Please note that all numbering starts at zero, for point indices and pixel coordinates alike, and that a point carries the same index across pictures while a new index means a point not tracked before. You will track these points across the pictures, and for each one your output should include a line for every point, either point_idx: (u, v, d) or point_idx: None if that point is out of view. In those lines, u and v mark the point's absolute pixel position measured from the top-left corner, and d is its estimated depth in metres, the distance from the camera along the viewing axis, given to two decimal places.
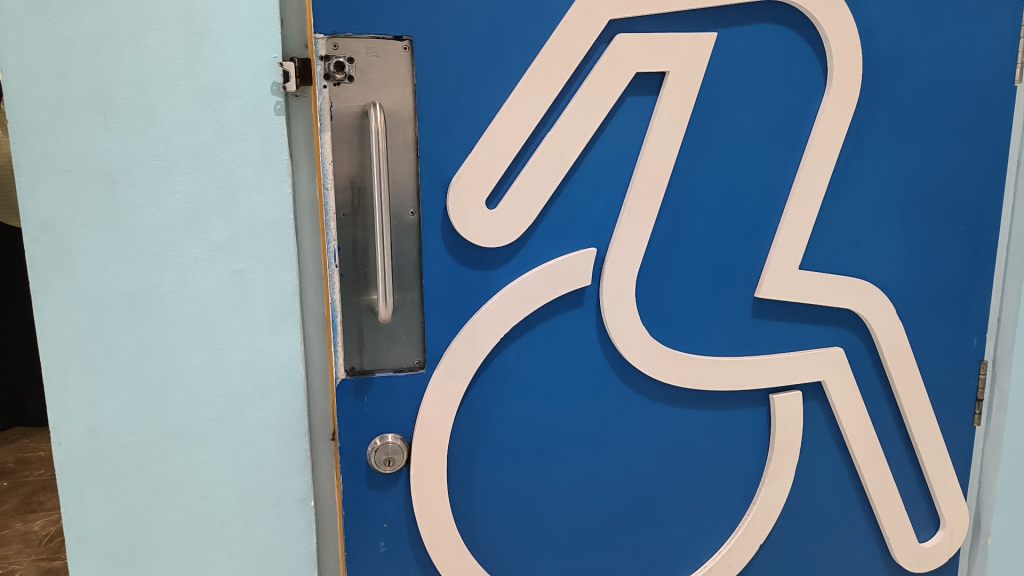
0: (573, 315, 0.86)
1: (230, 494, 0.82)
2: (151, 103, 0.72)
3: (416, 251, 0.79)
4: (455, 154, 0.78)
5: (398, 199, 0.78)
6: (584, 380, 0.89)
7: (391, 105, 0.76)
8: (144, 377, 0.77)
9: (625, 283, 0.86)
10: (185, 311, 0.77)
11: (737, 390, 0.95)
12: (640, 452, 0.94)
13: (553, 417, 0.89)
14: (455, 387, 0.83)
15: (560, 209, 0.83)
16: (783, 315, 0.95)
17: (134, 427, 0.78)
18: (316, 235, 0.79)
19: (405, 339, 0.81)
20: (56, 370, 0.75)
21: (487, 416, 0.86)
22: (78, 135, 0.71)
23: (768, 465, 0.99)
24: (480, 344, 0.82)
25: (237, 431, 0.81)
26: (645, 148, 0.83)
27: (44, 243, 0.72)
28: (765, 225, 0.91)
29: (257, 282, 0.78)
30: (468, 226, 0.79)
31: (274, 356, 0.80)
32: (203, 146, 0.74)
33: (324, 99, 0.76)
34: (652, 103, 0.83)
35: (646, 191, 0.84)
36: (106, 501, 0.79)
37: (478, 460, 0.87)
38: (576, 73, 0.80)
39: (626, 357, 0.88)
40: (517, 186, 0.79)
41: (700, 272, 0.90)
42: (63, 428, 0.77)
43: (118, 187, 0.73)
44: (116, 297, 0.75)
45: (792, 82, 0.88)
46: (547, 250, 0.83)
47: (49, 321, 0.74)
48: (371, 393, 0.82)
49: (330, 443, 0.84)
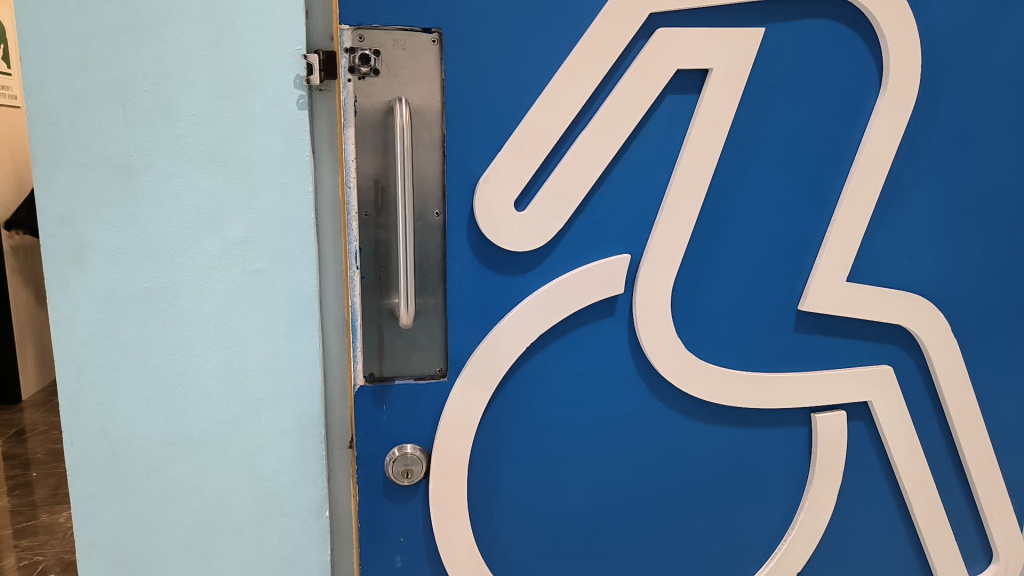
0: (603, 324, 0.81)
1: (243, 502, 0.79)
2: (171, 95, 0.70)
3: (441, 254, 0.76)
4: (483, 153, 0.74)
5: (424, 199, 0.75)
6: (614, 394, 0.84)
7: (418, 101, 0.73)
8: (158, 378, 0.75)
9: (660, 292, 0.81)
10: (202, 311, 0.74)
11: (778, 408, 0.90)
12: (672, 471, 0.89)
13: (580, 432, 0.84)
14: (478, 397, 0.79)
15: (593, 213, 0.78)
16: (828, 329, 0.90)
17: (148, 429, 0.76)
18: (338, 235, 0.76)
19: (428, 345, 0.78)
20: (69, 368, 0.73)
21: (511, 428, 0.82)
22: (97, 127, 0.69)
23: (808, 489, 0.93)
24: (505, 352, 0.78)
25: (251, 436, 0.78)
26: (685, 150, 0.79)
27: (60, 238, 0.70)
28: (811, 234, 0.86)
29: (275, 282, 0.75)
30: (496, 229, 0.75)
31: (292, 359, 0.77)
32: (223, 141, 0.71)
33: (349, 93, 0.73)
34: (693, 103, 0.79)
35: (685, 194, 0.79)
36: (118, 503, 0.77)
37: (500, 474, 0.83)
38: (614, 69, 0.76)
39: (659, 369, 0.84)
40: (548, 188, 0.75)
41: (741, 282, 0.85)
42: (77, 427, 0.75)
43: (135, 182, 0.71)
44: (132, 295, 0.73)
45: (845, 82, 0.83)
46: (578, 256, 0.79)
47: (64, 318, 0.72)
48: (390, 401, 0.78)
49: (347, 452, 0.81)
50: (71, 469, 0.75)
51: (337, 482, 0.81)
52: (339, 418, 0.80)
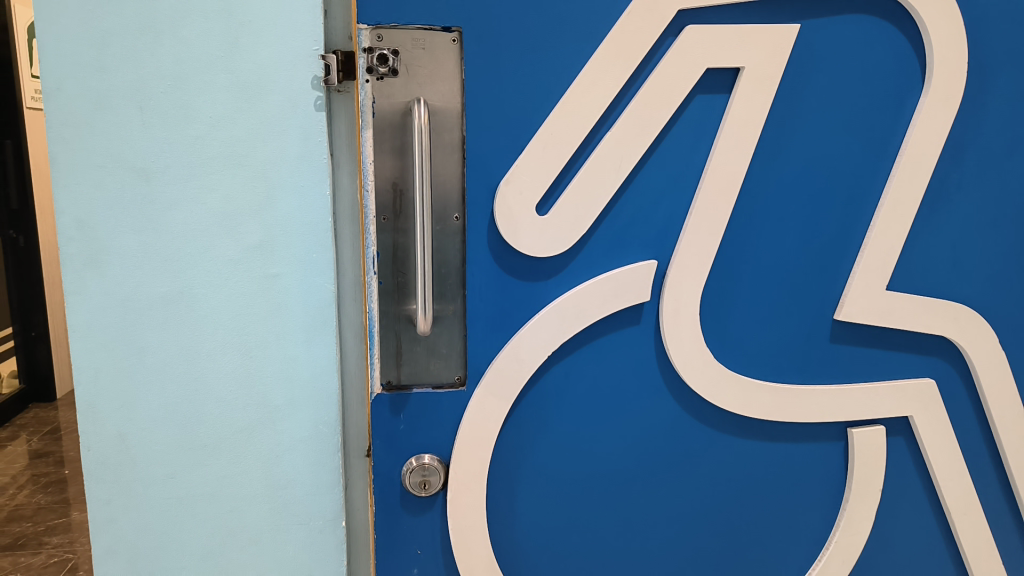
0: (629, 333, 0.78)
1: (259, 509, 0.78)
2: (189, 97, 0.69)
3: (460, 260, 0.74)
4: (504, 156, 0.72)
5: (443, 202, 0.72)
6: (640, 405, 0.81)
7: (438, 101, 0.71)
8: (175, 383, 0.74)
9: (688, 300, 0.78)
10: (219, 316, 0.73)
11: (811, 422, 0.86)
12: (700, 486, 0.85)
13: (604, 444, 0.81)
14: (498, 408, 0.76)
15: (618, 217, 0.76)
16: (866, 340, 0.86)
17: (165, 435, 0.75)
18: (356, 239, 0.74)
19: (446, 353, 0.76)
20: (87, 372, 0.73)
21: (532, 440, 0.79)
22: (115, 130, 0.69)
23: (844, 507, 0.89)
24: (526, 362, 0.75)
25: (267, 443, 0.77)
26: (715, 151, 0.75)
27: (78, 241, 0.70)
28: (848, 240, 0.82)
29: (292, 287, 0.74)
30: (516, 234, 0.73)
31: (309, 365, 0.75)
32: (241, 143, 0.70)
33: (367, 93, 0.70)
34: (724, 102, 0.75)
35: (714, 198, 0.76)
36: (134, 509, 0.76)
37: (521, 487, 0.80)
38: (641, 68, 0.73)
39: (686, 380, 0.81)
40: (571, 191, 0.73)
41: (773, 290, 0.81)
42: (93, 432, 0.74)
43: (153, 185, 0.70)
44: (149, 299, 0.72)
45: (885, 80, 0.79)
46: (602, 262, 0.76)
47: (81, 321, 0.72)
48: (407, 410, 0.76)
49: (366, 459, 0.79)
50: (88, 473, 0.75)
51: (355, 491, 0.79)
52: (356, 426, 0.78)
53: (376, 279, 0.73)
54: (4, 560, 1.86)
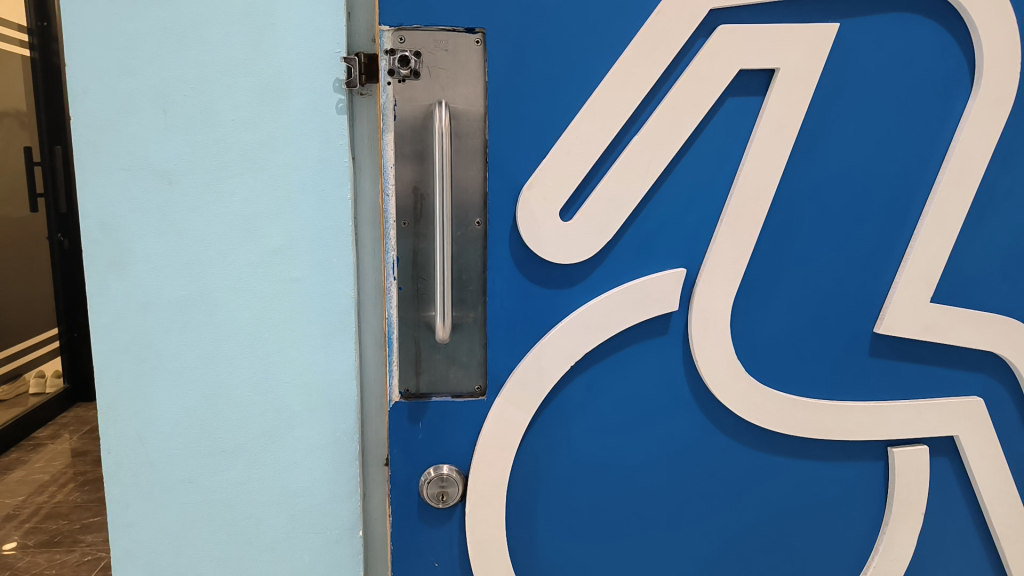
0: (656, 343, 0.76)
1: (276, 516, 0.77)
2: (211, 99, 0.68)
3: (482, 266, 0.72)
4: (528, 159, 0.70)
5: (465, 207, 0.71)
6: (667, 419, 0.78)
7: (460, 104, 0.70)
8: (194, 387, 0.74)
9: (718, 310, 0.75)
10: (239, 320, 0.73)
11: (849, 440, 0.82)
12: (730, 505, 0.82)
13: (629, 458, 0.79)
14: (519, 418, 0.74)
15: (645, 223, 0.73)
16: (909, 354, 0.81)
17: (184, 439, 0.75)
18: (377, 243, 0.73)
19: (467, 362, 0.74)
20: (108, 375, 0.73)
21: (554, 452, 0.77)
22: (138, 133, 0.68)
23: (884, 530, 0.85)
24: (548, 372, 0.73)
25: (285, 450, 0.76)
26: (748, 156, 0.72)
27: (101, 244, 0.70)
28: (889, 248, 0.78)
29: (312, 292, 0.73)
30: (539, 240, 0.70)
31: (328, 372, 0.74)
32: (262, 146, 0.69)
33: (388, 96, 0.70)
34: (758, 105, 0.72)
35: (747, 205, 0.73)
36: (152, 513, 0.76)
37: (542, 500, 0.78)
38: (670, 69, 0.71)
39: (715, 393, 0.78)
40: (597, 196, 0.71)
41: (809, 300, 0.78)
42: (114, 434, 0.74)
43: (174, 188, 0.70)
44: (170, 302, 0.72)
45: (931, 81, 0.75)
46: (629, 269, 0.74)
47: (103, 323, 0.72)
48: (426, 419, 0.75)
49: (383, 468, 0.78)
50: (108, 476, 0.75)
51: (373, 498, 0.78)
52: (375, 432, 0.77)
53: (395, 284, 0.73)
54: (40, 556, 1.90)
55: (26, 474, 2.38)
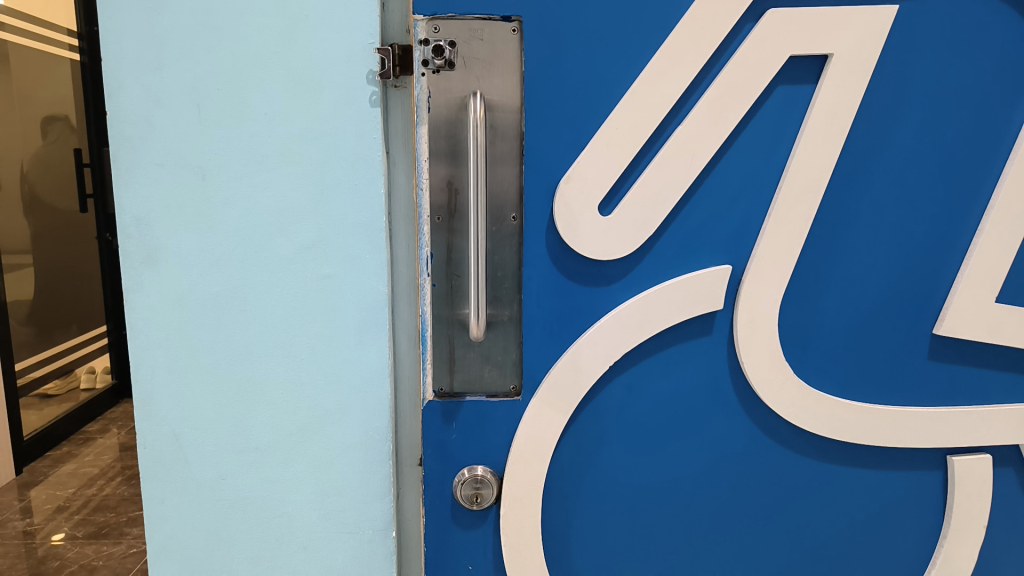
0: (699, 344, 0.72)
1: (309, 516, 0.76)
2: (245, 93, 0.68)
3: (517, 263, 0.70)
4: (565, 152, 0.68)
5: (501, 202, 0.69)
6: (710, 423, 0.75)
7: (495, 96, 0.68)
8: (228, 383, 0.73)
9: (766, 309, 0.71)
10: (272, 316, 0.72)
11: (905, 447, 0.78)
12: (776, 513, 0.78)
13: (670, 463, 0.76)
14: (556, 420, 0.72)
15: (689, 218, 0.70)
16: (970, 358, 0.77)
17: (218, 435, 0.74)
18: (412, 239, 0.72)
19: (502, 361, 0.72)
20: (143, 371, 0.73)
21: (591, 457, 0.74)
22: (174, 127, 0.68)
23: (942, 543, 0.80)
24: (586, 372, 0.71)
25: (319, 448, 0.75)
26: (798, 147, 0.69)
27: (136, 239, 0.70)
28: (950, 245, 0.73)
29: (345, 288, 0.71)
30: (577, 235, 0.68)
31: (362, 370, 0.73)
32: (295, 140, 0.68)
33: (422, 88, 0.68)
34: (809, 94, 0.69)
35: (796, 199, 0.69)
36: (186, 509, 0.76)
37: (580, 504, 0.75)
38: (716, 57, 0.67)
39: (762, 397, 0.74)
40: (637, 190, 0.68)
41: (863, 300, 0.74)
42: (149, 429, 0.74)
43: (208, 183, 0.69)
44: (204, 298, 0.72)
45: (997, 68, 0.70)
46: (670, 266, 0.71)
47: (139, 319, 0.72)
48: (460, 419, 0.73)
49: (417, 469, 0.77)
50: (143, 471, 0.75)
51: (406, 499, 0.78)
52: (409, 432, 0.76)
53: (429, 281, 0.71)
54: (88, 548, 1.94)
55: (76, 467, 2.45)
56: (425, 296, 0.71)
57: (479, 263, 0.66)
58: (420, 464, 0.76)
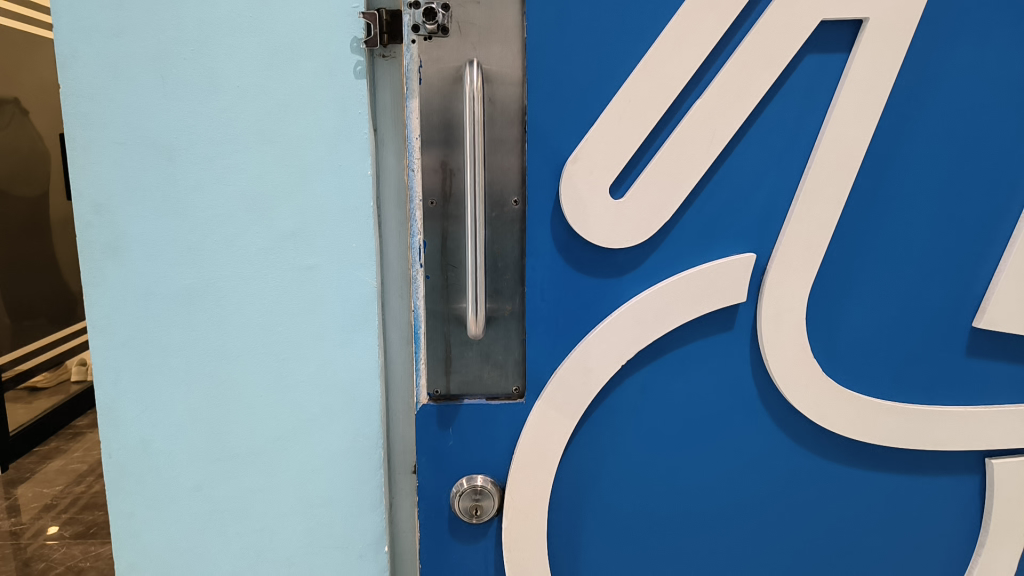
0: (720, 340, 0.66)
1: (293, 529, 0.70)
2: (214, 63, 0.61)
3: (519, 252, 0.63)
4: (572, 129, 0.61)
5: (501, 185, 0.62)
6: (730, 426, 0.69)
7: (494, 65, 0.61)
8: (201, 385, 0.67)
9: (793, 301, 0.65)
10: (248, 312, 0.65)
11: (940, 450, 0.71)
12: (801, 522, 0.72)
13: (686, 471, 0.69)
14: (563, 425, 0.65)
15: (708, 202, 0.63)
16: (1011, 354, 0.70)
17: (191, 442, 0.68)
18: (403, 227, 0.66)
19: (504, 360, 0.65)
20: (108, 371, 0.67)
21: (601, 464, 0.68)
22: (135, 102, 0.61)
23: (977, 552, 0.74)
24: (596, 372, 0.64)
25: (302, 457, 0.68)
26: (830, 122, 0.62)
27: (97, 227, 0.64)
28: (993, 229, 0.67)
29: (329, 281, 0.65)
30: (586, 221, 0.61)
31: (348, 370, 0.66)
32: (272, 115, 0.62)
33: (413, 56, 0.60)
34: (842, 63, 0.62)
35: (828, 180, 0.63)
36: (159, 521, 0.70)
37: (587, 515, 0.69)
38: (739, 22, 0.60)
39: (787, 396, 0.68)
40: (652, 171, 0.61)
41: (897, 291, 0.67)
42: (114, 435, 0.68)
43: (175, 164, 0.62)
44: (173, 293, 0.65)
45: None
46: (688, 255, 0.64)
47: (102, 315, 0.65)
48: (458, 424, 0.66)
49: (412, 477, 0.71)
50: (110, 481, 0.69)
51: (400, 509, 0.72)
52: (401, 437, 0.70)
53: (422, 273, 0.64)
54: (75, 548, 1.88)
55: (64, 463, 2.39)
56: (418, 290, 0.64)
57: (477, 253, 0.59)
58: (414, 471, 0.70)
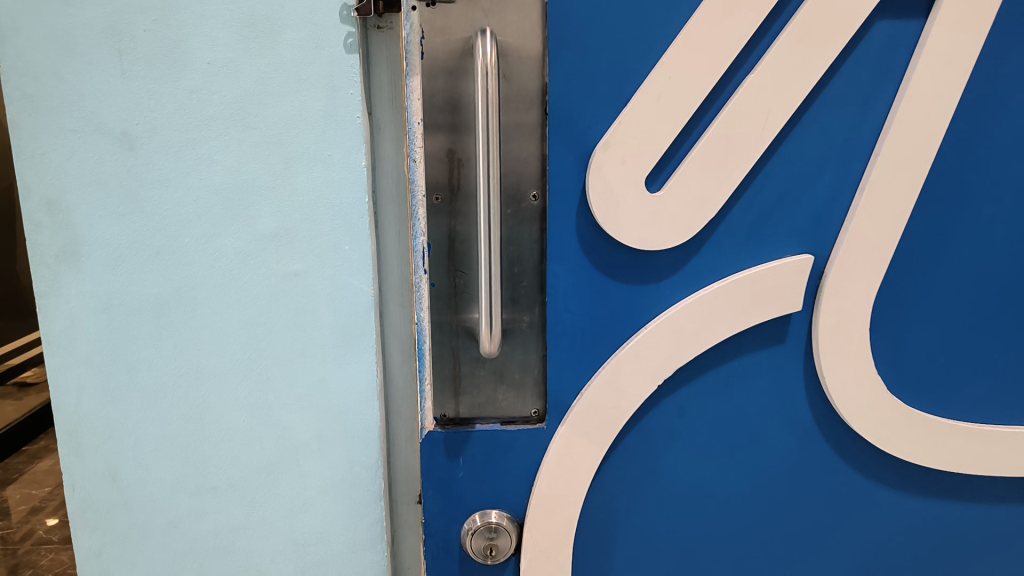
0: (770, 356, 0.57)
1: (283, 569, 0.62)
2: (181, 35, 0.51)
3: (538, 256, 0.54)
4: (601, 111, 0.52)
5: (517, 177, 0.53)
6: (780, 452, 0.60)
7: (510, 36, 0.51)
8: (174, 409, 0.58)
9: (856, 310, 0.56)
10: (227, 325, 0.56)
11: (1016, 475, 0.63)
12: (859, 557, 0.63)
13: (729, 503, 0.61)
14: (591, 455, 0.57)
15: (759, 196, 0.54)
16: None
17: (164, 473, 0.59)
18: (404, 223, 0.56)
19: (521, 378, 0.57)
20: (67, 394, 0.58)
21: (632, 497, 0.59)
22: (90, 83, 0.52)
23: None
24: (629, 393, 0.56)
25: (292, 488, 0.60)
26: (902, 101, 0.53)
27: (49, 229, 0.55)
28: None
29: (318, 288, 0.56)
30: (618, 219, 0.52)
31: (343, 392, 0.57)
32: (249, 97, 0.52)
33: (413, 25, 0.52)
34: (917, 31, 0.53)
35: (899, 169, 0.54)
36: (131, 561, 0.62)
37: (617, 553, 0.61)
38: None
39: (848, 420, 0.59)
40: (694, 160, 0.52)
41: (974, 297, 0.58)
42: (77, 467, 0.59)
43: (138, 154, 0.53)
44: (140, 304, 0.56)
45: None
46: (733, 258, 0.55)
47: (59, 331, 0.57)
48: (468, 452, 0.58)
49: (417, 506, 0.62)
50: (75, 517, 0.60)
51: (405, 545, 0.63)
52: (404, 464, 0.61)
53: (426, 279, 0.56)
54: (64, 554, 1.80)
55: (56, 462, 2.31)
56: (422, 298, 0.56)
57: (493, 259, 0.50)
58: (419, 501, 0.61)
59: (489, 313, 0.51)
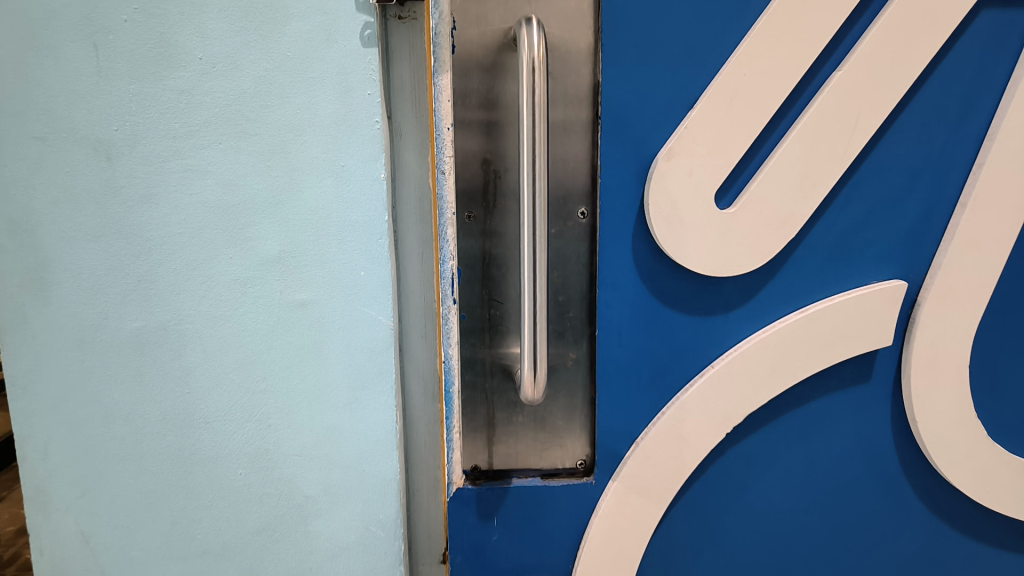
0: (852, 398, 0.50)
1: None
2: (169, 28, 0.44)
3: (586, 282, 0.47)
4: (662, 114, 0.44)
5: (563, 192, 0.45)
6: (862, 507, 0.52)
7: (557, 26, 0.44)
8: (160, 461, 0.50)
9: (954, 343, 0.48)
10: (219, 365, 0.48)
11: None
12: None
13: (804, 566, 0.52)
14: (647, 514, 0.49)
15: (845, 212, 0.47)
16: None
17: (145, 535, 0.51)
18: (428, 245, 0.48)
19: (563, 423, 0.49)
20: (33, 445, 0.49)
21: (692, 560, 0.51)
22: (60, 81, 0.44)
23: None
24: (693, 443, 0.48)
25: (296, 552, 0.51)
26: (1013, 102, 0.45)
27: (12, 253, 0.47)
28: None
29: (328, 321, 0.47)
30: (683, 239, 0.45)
31: (357, 441, 0.49)
32: (248, 99, 0.44)
33: (442, 14, 0.43)
34: None
35: (1006, 180, 0.46)
36: None
37: None
38: None
39: (943, 471, 0.51)
40: (773, 170, 0.44)
41: None
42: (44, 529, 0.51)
43: (117, 166, 0.45)
44: (119, 341, 0.48)
45: None
46: (813, 285, 0.48)
47: (23, 373, 0.48)
48: (503, 512, 0.49)
49: (441, 566, 0.53)
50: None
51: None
52: (426, 523, 0.52)
53: (455, 311, 0.47)
54: None
55: None
56: (450, 333, 0.48)
57: (538, 295, 0.42)
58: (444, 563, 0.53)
59: (530, 358, 0.43)
